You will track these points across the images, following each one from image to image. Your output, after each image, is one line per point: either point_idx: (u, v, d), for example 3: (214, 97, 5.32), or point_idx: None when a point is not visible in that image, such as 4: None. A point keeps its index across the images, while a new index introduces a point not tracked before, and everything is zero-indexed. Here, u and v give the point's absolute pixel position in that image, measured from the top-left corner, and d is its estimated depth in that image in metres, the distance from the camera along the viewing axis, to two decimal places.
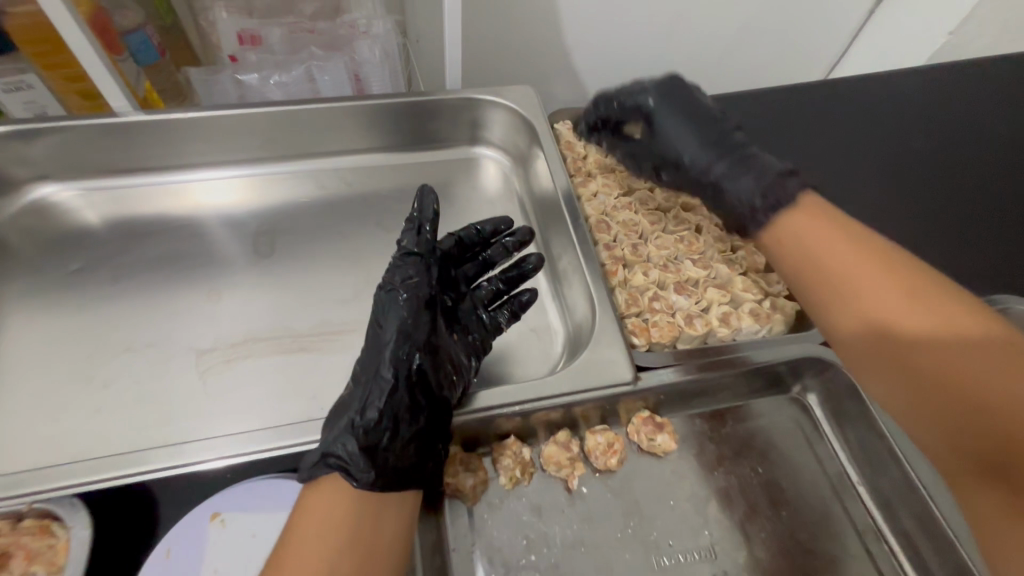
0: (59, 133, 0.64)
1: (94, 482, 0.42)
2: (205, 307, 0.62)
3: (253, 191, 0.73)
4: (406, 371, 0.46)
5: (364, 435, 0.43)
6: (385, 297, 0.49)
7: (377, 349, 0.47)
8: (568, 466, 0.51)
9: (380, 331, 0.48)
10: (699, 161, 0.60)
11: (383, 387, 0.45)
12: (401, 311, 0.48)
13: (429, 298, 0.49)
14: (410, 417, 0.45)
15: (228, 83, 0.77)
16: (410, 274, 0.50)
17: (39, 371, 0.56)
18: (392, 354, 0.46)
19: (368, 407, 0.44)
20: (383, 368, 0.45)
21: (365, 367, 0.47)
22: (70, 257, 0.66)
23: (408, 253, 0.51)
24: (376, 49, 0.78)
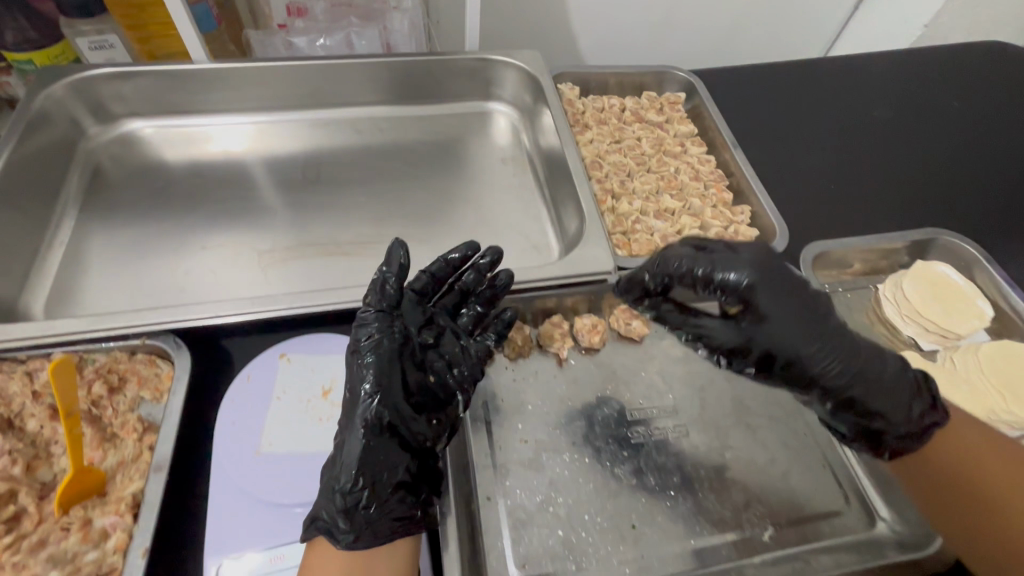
0: (149, 76, 0.78)
1: (196, 321, 0.55)
2: (266, 220, 0.75)
3: (301, 132, 0.86)
4: (380, 430, 0.47)
5: (346, 502, 0.45)
6: (353, 361, 0.50)
7: (349, 416, 0.48)
8: (559, 341, 0.63)
9: (350, 395, 0.49)
10: (859, 380, 0.48)
11: (363, 452, 0.46)
12: (366, 371, 0.49)
13: (397, 348, 0.50)
14: (392, 471, 0.47)
15: (280, 45, 0.90)
16: (374, 330, 0.50)
17: (133, 262, 0.69)
18: (364, 423, 0.47)
19: (345, 470, 0.46)
20: (355, 440, 0.47)
21: (342, 428, 0.49)
22: (151, 179, 0.79)
23: (373, 314, 0.51)
24: (406, 21, 0.91)
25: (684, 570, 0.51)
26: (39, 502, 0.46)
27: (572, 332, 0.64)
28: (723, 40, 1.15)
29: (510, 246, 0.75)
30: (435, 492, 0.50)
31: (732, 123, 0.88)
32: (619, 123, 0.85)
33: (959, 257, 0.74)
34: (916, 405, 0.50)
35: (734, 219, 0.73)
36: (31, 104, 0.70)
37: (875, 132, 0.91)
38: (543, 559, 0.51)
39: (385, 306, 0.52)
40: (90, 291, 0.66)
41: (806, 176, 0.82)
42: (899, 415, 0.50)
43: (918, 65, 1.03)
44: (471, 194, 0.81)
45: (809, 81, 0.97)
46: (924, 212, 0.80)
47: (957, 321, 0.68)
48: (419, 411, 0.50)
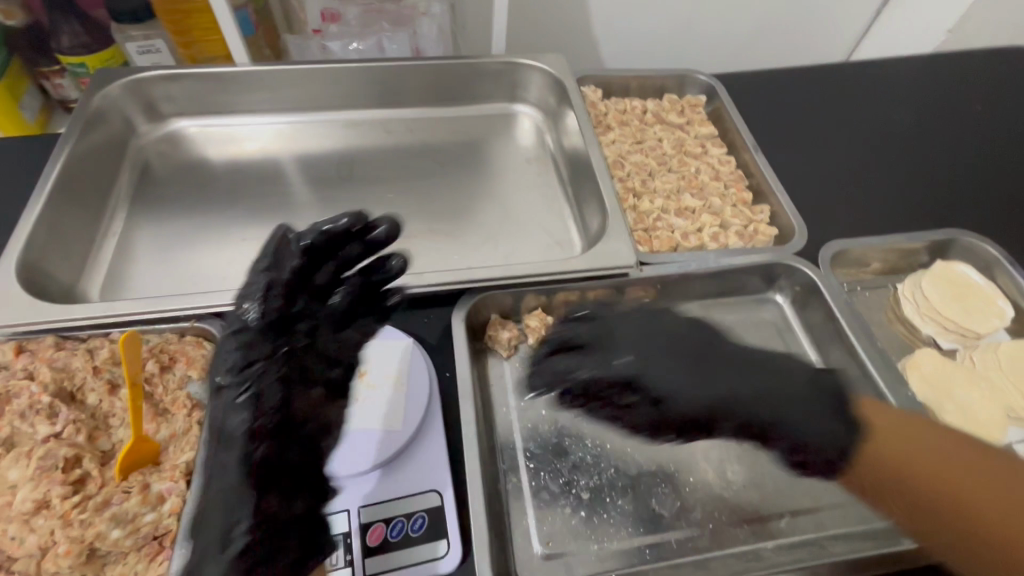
0: (194, 78, 0.82)
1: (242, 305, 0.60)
2: (300, 215, 0.79)
3: (333, 131, 0.90)
4: (258, 476, 0.45)
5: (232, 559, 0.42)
6: (219, 402, 0.47)
7: (219, 463, 0.45)
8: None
9: (220, 437, 0.46)
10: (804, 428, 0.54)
11: (231, 499, 0.44)
12: (240, 408, 0.46)
13: (280, 371, 0.48)
14: (280, 509, 0.45)
15: (314, 49, 0.94)
16: (245, 364, 0.47)
17: (178, 251, 0.74)
18: (237, 474, 0.44)
19: (235, 526, 0.43)
20: (223, 484, 0.44)
21: (209, 471, 0.46)
22: (194, 174, 0.84)
23: (241, 355, 0.47)
24: (435, 26, 0.94)
25: (701, 552, 0.53)
26: (102, 467, 0.49)
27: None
28: (744, 44, 1.16)
29: (533, 242, 0.77)
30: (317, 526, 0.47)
31: (753, 125, 0.90)
32: (641, 124, 0.87)
33: (979, 258, 0.75)
34: (840, 428, 0.53)
35: (754, 218, 0.75)
36: (89, 104, 0.76)
37: (896, 134, 0.91)
38: (565, 538, 0.53)
39: (250, 341, 0.48)
40: (140, 278, 0.70)
41: (826, 177, 0.84)
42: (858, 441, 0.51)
43: (939, 69, 1.04)
44: (497, 192, 0.84)
45: (829, 83, 0.98)
46: (945, 214, 0.80)
47: (976, 321, 0.69)
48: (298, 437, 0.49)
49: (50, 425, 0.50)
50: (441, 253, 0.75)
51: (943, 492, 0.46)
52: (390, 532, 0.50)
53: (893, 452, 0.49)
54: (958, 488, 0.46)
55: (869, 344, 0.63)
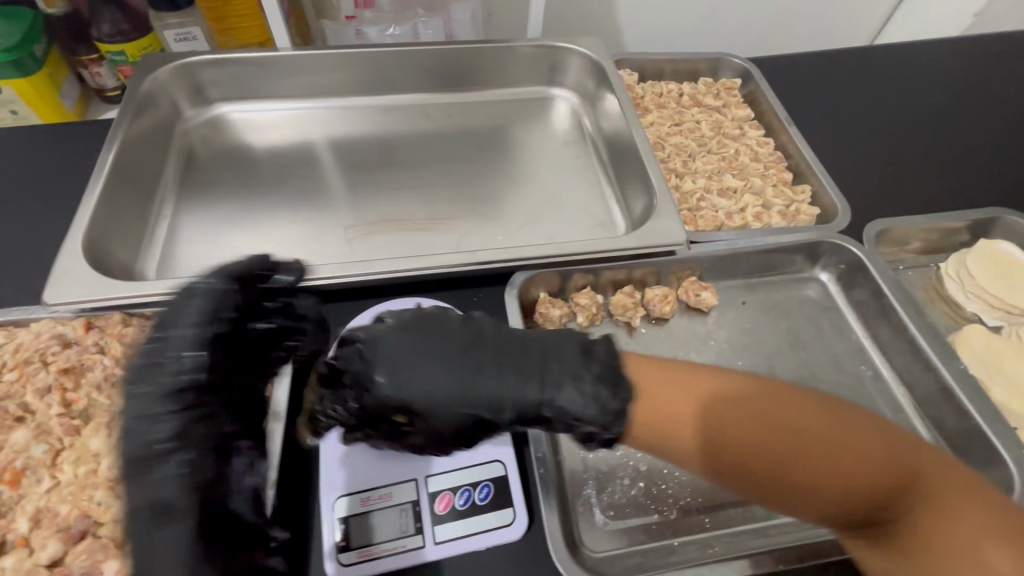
0: (236, 62, 0.83)
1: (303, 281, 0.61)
2: (343, 197, 0.80)
3: (369, 116, 0.91)
4: (214, 539, 0.38)
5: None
6: (140, 473, 0.38)
7: (146, 539, 0.36)
8: (635, 309, 0.66)
9: (153, 511, 0.37)
10: None
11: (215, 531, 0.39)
12: (176, 479, 0.37)
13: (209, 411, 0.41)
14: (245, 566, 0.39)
15: (350, 35, 0.94)
16: (173, 429, 0.38)
17: (228, 233, 0.75)
18: (189, 548, 0.36)
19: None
20: (175, 558, 0.36)
21: (132, 544, 0.37)
22: (237, 159, 0.84)
23: (191, 417, 0.40)
24: (468, 11, 0.94)
25: (760, 521, 0.54)
26: None
27: (648, 301, 0.67)
28: (772, 29, 1.16)
29: (578, 223, 0.78)
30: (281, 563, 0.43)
31: (789, 107, 0.90)
32: (679, 106, 0.88)
33: (1022, 237, 0.75)
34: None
35: (796, 198, 0.76)
36: (138, 89, 0.77)
37: (932, 115, 0.91)
38: (628, 507, 0.54)
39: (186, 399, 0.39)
40: (193, 260, 0.71)
41: (865, 157, 0.84)
42: None
43: (972, 51, 1.04)
44: (536, 174, 0.85)
45: (862, 66, 0.98)
46: (985, 193, 0.81)
47: (1019, 296, 0.69)
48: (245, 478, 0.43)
49: None
50: (485, 234, 0.76)
51: (817, 460, 0.39)
52: (458, 500, 0.51)
53: (712, 413, 0.41)
54: (835, 460, 0.39)
55: (918, 319, 0.63)
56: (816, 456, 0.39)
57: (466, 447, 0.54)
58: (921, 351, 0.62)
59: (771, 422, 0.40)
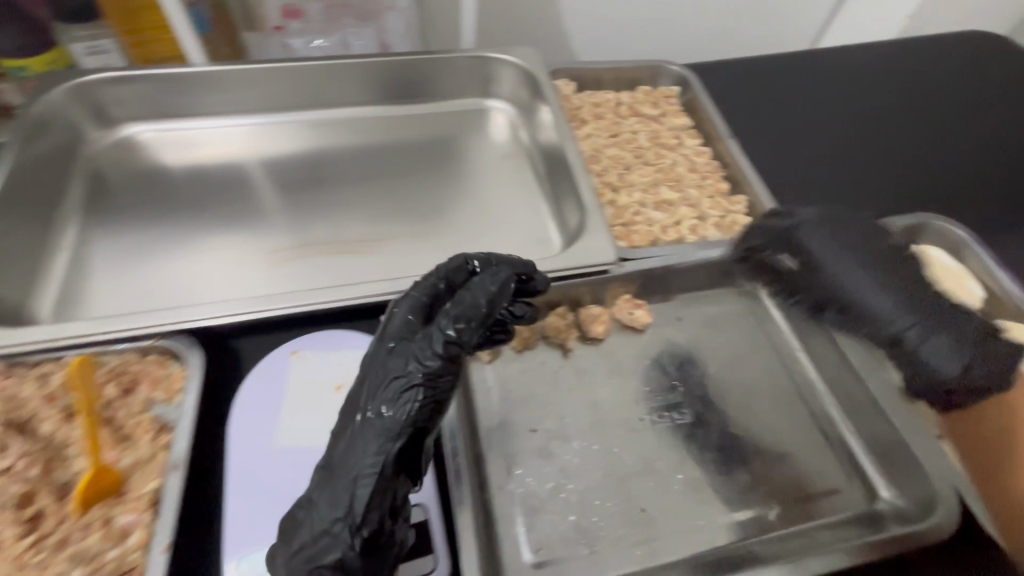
0: (146, 80, 0.78)
1: (213, 318, 0.58)
2: (265, 221, 0.76)
3: (297, 132, 0.87)
4: (399, 469, 0.43)
5: (358, 537, 0.40)
6: (392, 388, 0.45)
7: (362, 439, 0.43)
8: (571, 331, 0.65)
9: (377, 421, 0.43)
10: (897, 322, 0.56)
11: (341, 491, 0.42)
12: (415, 405, 0.44)
13: (429, 378, 0.45)
14: (401, 503, 0.43)
15: (276, 47, 0.90)
16: (430, 366, 0.45)
17: (138, 264, 0.70)
18: (385, 463, 0.42)
19: (362, 511, 0.41)
20: (374, 461, 0.42)
21: (349, 438, 0.44)
22: (151, 182, 0.79)
23: (427, 368, 0.45)
24: (401, 21, 0.90)
25: (693, 550, 0.53)
26: (58, 503, 0.47)
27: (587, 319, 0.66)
28: (714, 33, 1.16)
29: (512, 240, 0.76)
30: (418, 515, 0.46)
31: (726, 115, 0.89)
32: (617, 117, 0.87)
33: (951, 242, 0.75)
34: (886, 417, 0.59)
35: (731, 209, 0.75)
36: (31, 110, 0.71)
37: (866, 121, 0.93)
38: (557, 545, 0.52)
39: (449, 355, 0.46)
40: (94, 295, 0.66)
41: (800, 165, 0.84)
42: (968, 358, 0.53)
43: (907, 55, 1.06)
44: (471, 190, 0.82)
45: (799, 71, 0.99)
46: (915, 198, 0.82)
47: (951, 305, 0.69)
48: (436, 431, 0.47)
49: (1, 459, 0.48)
50: (416, 256, 0.73)
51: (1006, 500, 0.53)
52: None
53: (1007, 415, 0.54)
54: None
55: (847, 331, 0.63)
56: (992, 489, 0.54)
57: None
58: (851, 363, 0.62)
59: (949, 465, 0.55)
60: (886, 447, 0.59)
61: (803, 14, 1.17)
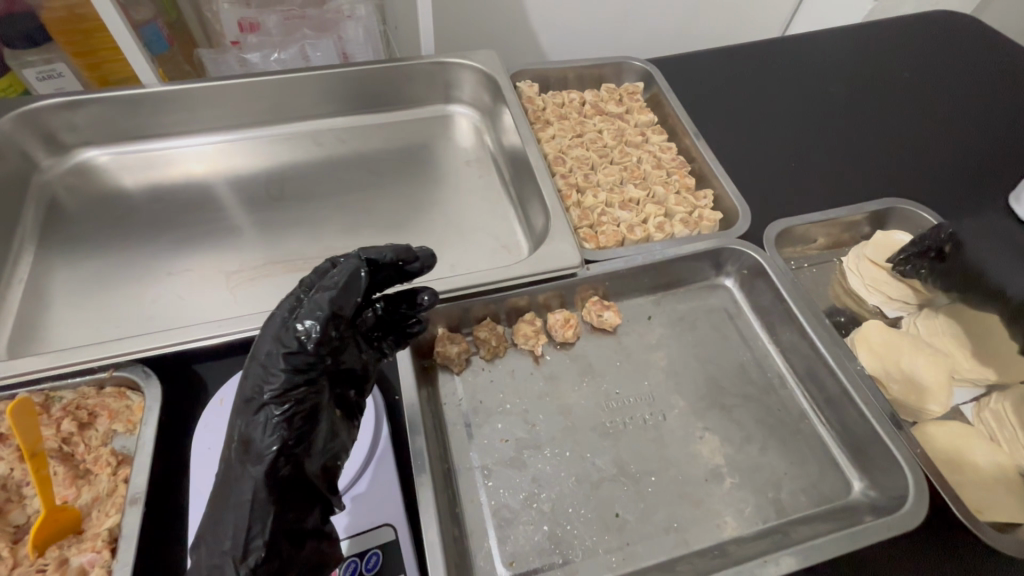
0: (98, 103, 0.76)
1: (160, 347, 0.55)
2: (228, 240, 0.75)
3: (258, 148, 0.85)
4: (279, 490, 0.42)
5: (245, 565, 0.40)
6: (247, 411, 0.42)
7: (234, 468, 0.42)
8: (540, 334, 0.64)
9: (243, 447, 0.41)
10: None
11: (228, 517, 0.41)
12: (274, 425, 0.41)
13: (281, 394, 0.42)
14: (292, 525, 0.43)
15: (233, 61, 0.87)
16: (278, 381, 0.42)
17: (98, 291, 0.68)
18: (256, 491, 0.40)
19: (246, 540, 0.41)
20: (246, 489, 0.41)
21: (227, 468, 0.43)
22: (110, 207, 0.78)
23: (272, 388, 0.41)
24: (360, 29, 0.89)
25: (669, 554, 0.52)
26: (13, 546, 0.47)
27: (556, 322, 0.65)
28: (680, 27, 1.16)
29: (479, 248, 0.75)
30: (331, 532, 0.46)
31: (692, 109, 0.89)
32: (581, 116, 0.86)
33: (917, 225, 0.77)
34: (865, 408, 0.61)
35: (698, 204, 0.74)
36: None
37: (832, 107, 0.93)
38: (531, 556, 0.51)
39: (297, 366, 0.42)
40: (53, 327, 0.65)
41: (767, 155, 0.84)
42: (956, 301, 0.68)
43: (872, 37, 1.06)
44: (437, 198, 0.81)
45: (764, 60, 0.98)
46: (883, 182, 0.82)
47: (916, 287, 0.71)
48: (326, 443, 0.45)
49: None
50: None
51: (1004, 483, 0.55)
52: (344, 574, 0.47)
53: None
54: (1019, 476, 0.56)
55: (816, 321, 0.63)
56: (996, 476, 0.56)
57: (352, 512, 0.49)
58: (821, 355, 0.62)
59: (962, 455, 0.57)
60: (857, 436, 0.59)
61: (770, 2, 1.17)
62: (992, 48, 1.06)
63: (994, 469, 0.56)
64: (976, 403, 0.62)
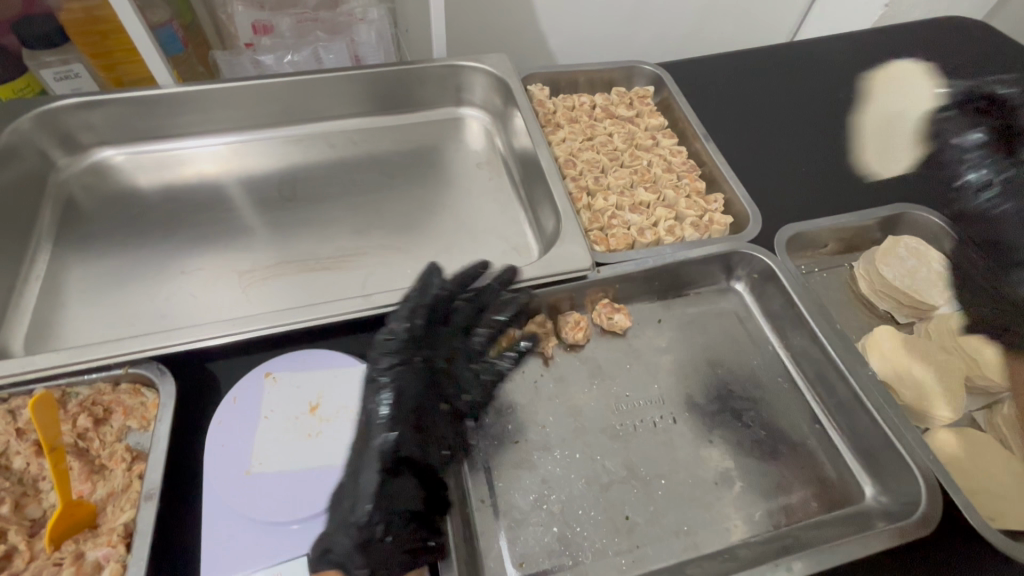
0: (116, 102, 0.77)
1: (175, 344, 0.55)
2: (241, 240, 0.75)
3: (270, 149, 0.86)
4: (386, 466, 0.47)
5: (353, 530, 0.45)
6: (368, 394, 0.51)
7: (359, 445, 0.50)
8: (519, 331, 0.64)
9: (363, 424, 0.50)
10: None
11: (345, 491, 0.48)
12: (382, 402, 0.49)
13: (387, 375, 0.50)
14: (394, 500, 0.47)
15: (248, 64, 0.88)
16: (389, 364, 0.51)
17: (113, 289, 0.69)
18: (370, 463, 0.47)
19: (359, 503, 0.46)
20: (363, 460, 0.48)
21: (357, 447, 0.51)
22: (125, 206, 0.79)
23: (382, 371, 0.51)
24: (372, 32, 0.89)
25: (680, 557, 0.52)
26: (30, 539, 0.47)
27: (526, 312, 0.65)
28: (689, 31, 1.16)
29: (489, 249, 0.75)
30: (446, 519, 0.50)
31: (702, 113, 0.89)
32: (591, 119, 0.86)
33: (928, 230, 0.76)
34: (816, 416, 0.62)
35: (708, 208, 0.75)
36: None
37: (842, 112, 0.93)
38: (541, 557, 0.51)
39: (396, 353, 0.52)
40: (69, 324, 0.66)
41: (776, 159, 0.84)
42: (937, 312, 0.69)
43: (881, 42, 1.06)
44: (449, 200, 0.81)
45: (774, 65, 0.99)
46: (895, 188, 0.81)
47: (929, 292, 0.69)
48: (433, 435, 0.52)
49: None
50: (393, 269, 0.73)
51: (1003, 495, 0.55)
52: None
53: None
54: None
55: (826, 326, 0.63)
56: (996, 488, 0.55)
57: None
58: (831, 360, 0.62)
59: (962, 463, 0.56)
60: (867, 441, 0.59)
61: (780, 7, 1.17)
62: (1003, 53, 1.06)
63: (1006, 476, 0.55)
64: (987, 410, 0.63)
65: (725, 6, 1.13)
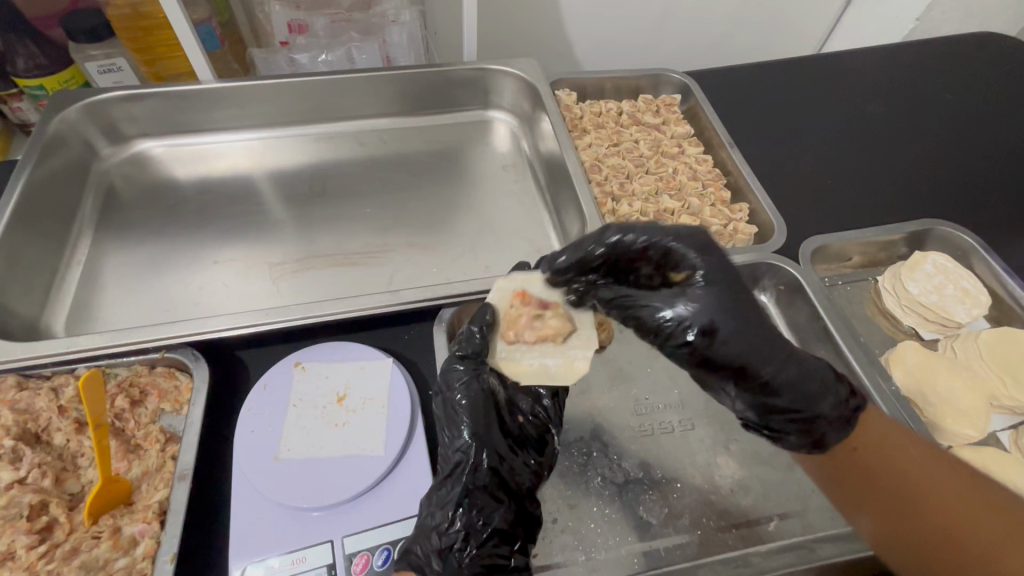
0: (159, 96, 0.80)
1: (208, 331, 0.57)
2: (273, 232, 0.77)
3: (301, 145, 0.88)
4: (471, 481, 0.49)
5: (437, 538, 0.46)
6: (448, 414, 0.52)
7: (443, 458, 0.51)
8: (521, 318, 0.52)
9: (447, 440, 0.52)
10: None
11: (429, 502, 0.49)
12: (464, 419, 0.51)
13: (468, 396, 0.52)
14: (483, 513, 0.48)
15: (283, 63, 0.89)
16: (463, 378, 0.53)
17: (149, 276, 0.71)
18: (457, 476, 0.49)
19: (441, 509, 0.48)
20: (449, 473, 0.50)
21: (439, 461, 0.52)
22: (162, 196, 0.81)
23: (459, 391, 0.52)
24: (404, 33, 0.90)
25: (693, 560, 0.52)
26: (69, 513, 0.49)
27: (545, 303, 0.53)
28: (717, 40, 1.16)
29: (513, 251, 0.76)
30: (530, 537, 0.49)
31: (728, 122, 0.90)
32: (618, 126, 0.87)
33: (957, 247, 0.76)
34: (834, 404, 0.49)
35: (733, 217, 0.75)
36: (45, 129, 0.73)
37: (871, 125, 0.92)
38: (554, 551, 0.52)
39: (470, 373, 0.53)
40: (108, 309, 0.68)
41: (802, 171, 0.84)
42: (950, 327, 0.69)
43: (914, 57, 1.05)
44: (474, 202, 0.83)
45: (803, 76, 0.98)
46: (924, 204, 0.81)
47: (956, 309, 0.69)
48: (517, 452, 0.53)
49: (14, 471, 0.50)
50: (420, 267, 0.74)
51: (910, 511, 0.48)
52: (377, 560, 0.49)
53: None
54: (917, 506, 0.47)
55: (851, 340, 0.63)
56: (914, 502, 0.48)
57: (388, 502, 0.51)
58: (854, 374, 0.62)
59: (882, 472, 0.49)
60: None
61: (809, 19, 1.17)
62: None
63: None
64: (1013, 430, 0.63)
65: (755, 14, 1.12)
